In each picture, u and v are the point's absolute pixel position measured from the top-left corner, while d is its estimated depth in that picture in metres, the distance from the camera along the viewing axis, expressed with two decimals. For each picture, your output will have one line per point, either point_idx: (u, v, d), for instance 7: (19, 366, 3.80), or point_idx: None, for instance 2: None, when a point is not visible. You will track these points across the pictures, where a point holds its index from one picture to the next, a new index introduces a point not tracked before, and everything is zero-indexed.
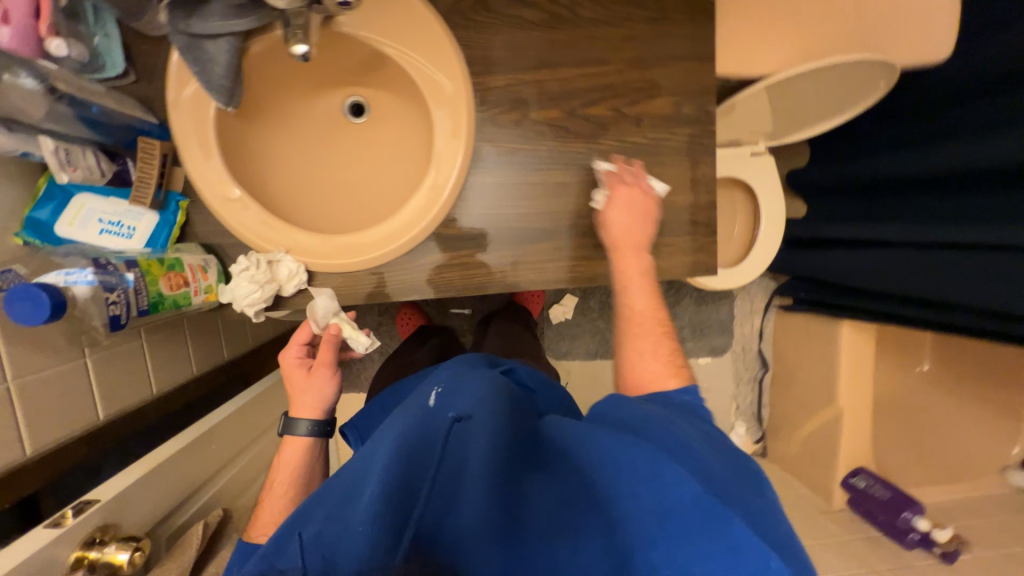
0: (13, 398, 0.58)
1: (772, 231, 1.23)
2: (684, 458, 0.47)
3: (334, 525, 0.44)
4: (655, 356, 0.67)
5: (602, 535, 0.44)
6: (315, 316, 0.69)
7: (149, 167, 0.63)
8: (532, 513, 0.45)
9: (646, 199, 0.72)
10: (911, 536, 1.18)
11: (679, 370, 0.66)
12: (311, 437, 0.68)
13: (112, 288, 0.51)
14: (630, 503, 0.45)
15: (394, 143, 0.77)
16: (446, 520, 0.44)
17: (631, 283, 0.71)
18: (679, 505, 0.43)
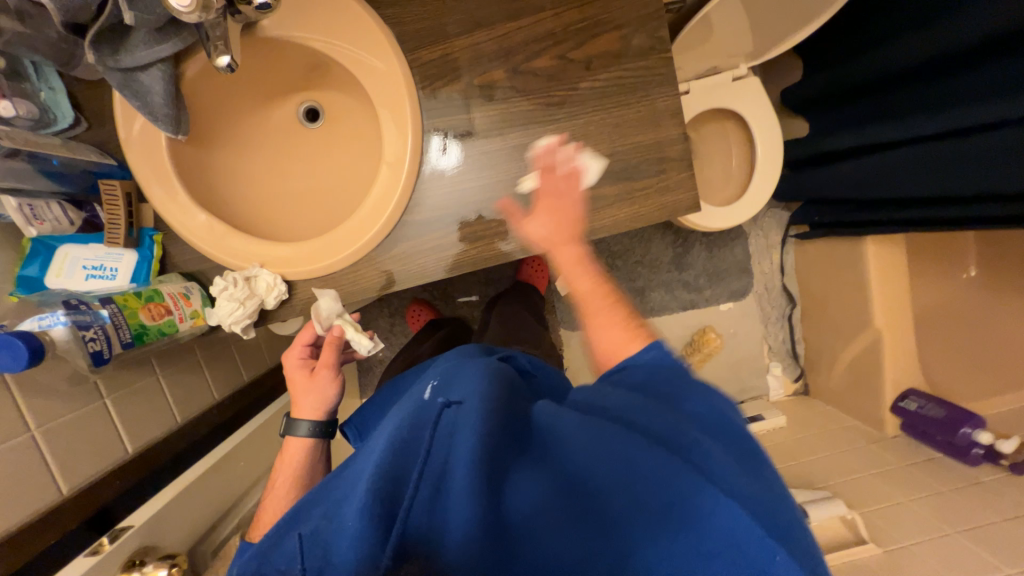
0: (39, 444, 0.63)
1: (771, 157, 1.15)
2: (676, 434, 0.43)
3: (329, 522, 0.43)
4: (611, 325, 0.61)
5: (591, 526, 0.40)
6: (319, 316, 0.70)
7: (116, 208, 0.65)
8: (519, 508, 0.42)
9: (566, 186, 0.70)
10: (974, 452, 1.10)
11: (638, 334, 0.59)
12: (311, 438, 0.68)
13: (88, 326, 0.54)
14: (626, 499, 0.40)
15: (350, 140, 0.76)
16: (433, 514, 0.41)
17: (572, 267, 0.66)
18: (679, 501, 0.38)
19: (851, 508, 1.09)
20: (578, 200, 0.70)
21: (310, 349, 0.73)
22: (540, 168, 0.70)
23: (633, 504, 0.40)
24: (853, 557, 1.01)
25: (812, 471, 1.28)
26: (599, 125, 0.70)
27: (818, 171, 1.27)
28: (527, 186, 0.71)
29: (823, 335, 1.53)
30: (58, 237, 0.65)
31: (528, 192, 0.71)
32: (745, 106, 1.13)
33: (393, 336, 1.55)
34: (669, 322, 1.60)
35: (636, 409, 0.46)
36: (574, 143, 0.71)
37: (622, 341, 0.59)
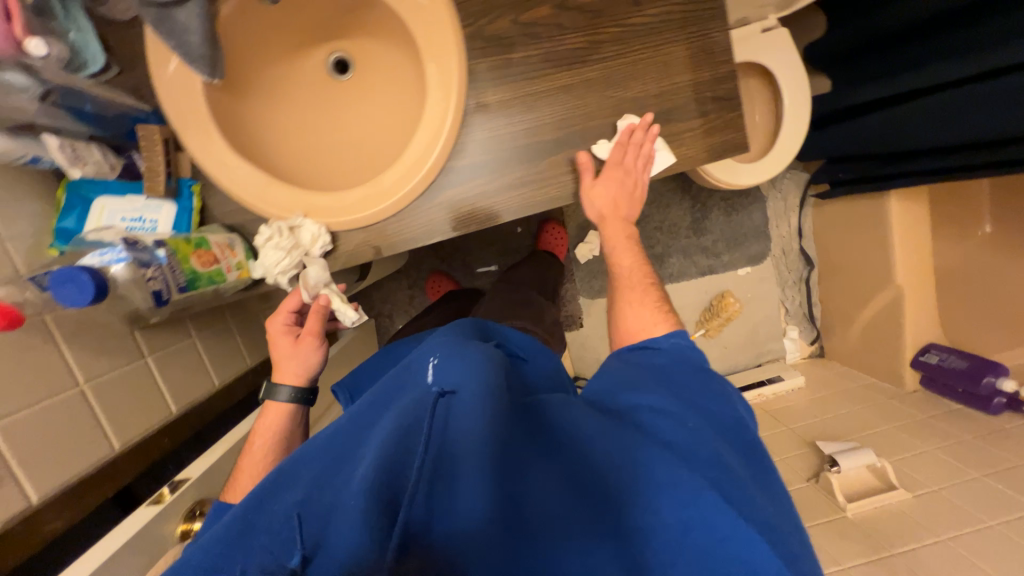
0: (88, 398, 0.61)
1: (799, 112, 1.13)
2: (677, 439, 0.50)
3: (324, 495, 0.42)
4: (642, 305, 0.70)
5: (608, 521, 0.45)
6: (306, 284, 0.67)
7: (154, 156, 0.63)
8: (534, 507, 0.45)
9: (637, 165, 0.69)
10: (997, 401, 1.13)
11: (667, 317, 0.69)
12: (291, 403, 0.68)
13: (147, 264, 0.53)
14: (649, 516, 0.45)
15: (385, 86, 0.73)
16: (440, 509, 0.42)
17: (617, 248, 0.74)
18: (699, 513, 0.44)
19: (880, 457, 1.11)
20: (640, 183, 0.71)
21: (295, 316, 0.71)
22: (618, 142, 0.69)
23: (657, 514, 0.44)
24: (885, 502, 1.03)
25: (836, 425, 1.30)
26: (648, 64, 0.68)
27: (842, 127, 1.26)
28: (601, 150, 0.69)
29: (841, 296, 1.54)
30: (94, 189, 0.62)
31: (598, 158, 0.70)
32: (773, 59, 1.11)
33: (413, 308, 1.54)
34: (688, 287, 1.60)
35: (635, 414, 0.54)
36: (622, 83, 0.69)
37: (650, 323, 0.68)
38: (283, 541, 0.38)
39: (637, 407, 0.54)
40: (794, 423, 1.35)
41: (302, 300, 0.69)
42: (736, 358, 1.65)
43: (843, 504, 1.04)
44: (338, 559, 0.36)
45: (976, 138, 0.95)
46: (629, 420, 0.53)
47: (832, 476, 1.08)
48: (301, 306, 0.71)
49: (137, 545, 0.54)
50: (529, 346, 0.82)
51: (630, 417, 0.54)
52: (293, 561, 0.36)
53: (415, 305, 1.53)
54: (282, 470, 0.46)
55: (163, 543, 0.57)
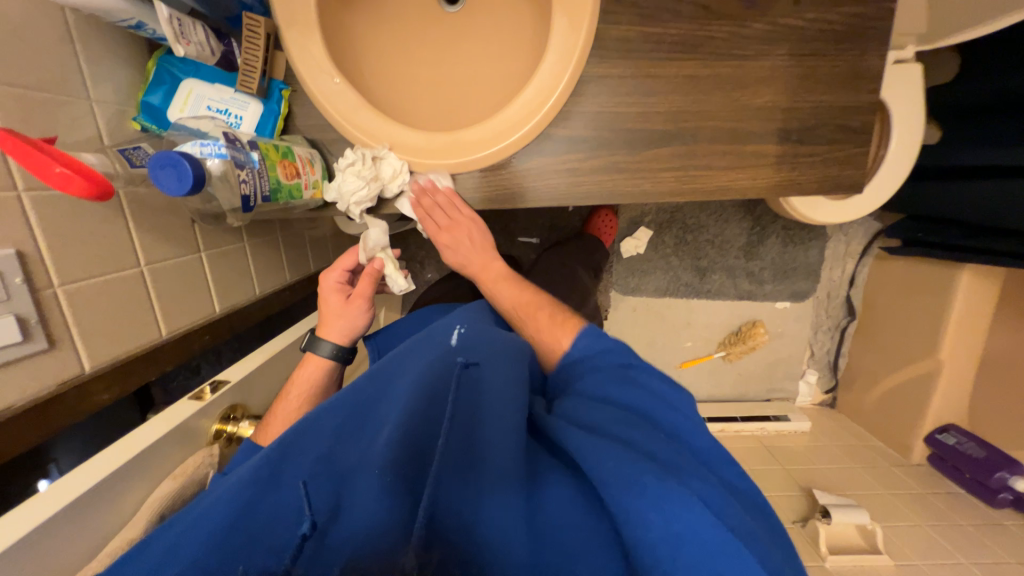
0: (147, 281, 0.61)
1: (901, 158, 1.06)
2: (689, 469, 0.42)
3: (349, 455, 0.44)
4: (545, 329, 0.67)
5: (607, 533, 0.40)
6: (364, 245, 0.68)
7: (254, 50, 0.60)
8: (550, 515, 0.41)
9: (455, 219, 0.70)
10: (1002, 495, 1.11)
11: (566, 323, 0.66)
12: (330, 359, 0.67)
13: (242, 166, 0.51)
14: (637, 532, 0.37)
15: (498, 28, 0.67)
16: (461, 495, 0.41)
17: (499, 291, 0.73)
18: (701, 542, 0.36)
19: (872, 519, 1.11)
20: (472, 219, 0.72)
21: (348, 275, 0.70)
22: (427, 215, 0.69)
23: (676, 540, 0.36)
24: (865, 563, 1.05)
25: (832, 477, 1.30)
26: (786, 73, 0.63)
27: (938, 185, 1.18)
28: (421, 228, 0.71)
29: (872, 354, 1.51)
30: (184, 70, 0.60)
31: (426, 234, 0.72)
32: (895, 96, 1.02)
33: (445, 260, 1.52)
34: (723, 308, 1.57)
35: (638, 423, 0.48)
36: (751, 87, 0.64)
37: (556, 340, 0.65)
38: (299, 505, 0.38)
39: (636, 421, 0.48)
40: (791, 465, 1.36)
41: (359, 260, 0.69)
42: (748, 387, 1.64)
43: (824, 554, 1.06)
44: (359, 527, 0.37)
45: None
46: (614, 424, 0.47)
47: (821, 525, 1.10)
48: (355, 266, 0.71)
49: (174, 436, 0.55)
50: None
51: (629, 423, 0.48)
52: (305, 526, 0.36)
53: None
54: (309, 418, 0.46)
55: (197, 438, 0.58)
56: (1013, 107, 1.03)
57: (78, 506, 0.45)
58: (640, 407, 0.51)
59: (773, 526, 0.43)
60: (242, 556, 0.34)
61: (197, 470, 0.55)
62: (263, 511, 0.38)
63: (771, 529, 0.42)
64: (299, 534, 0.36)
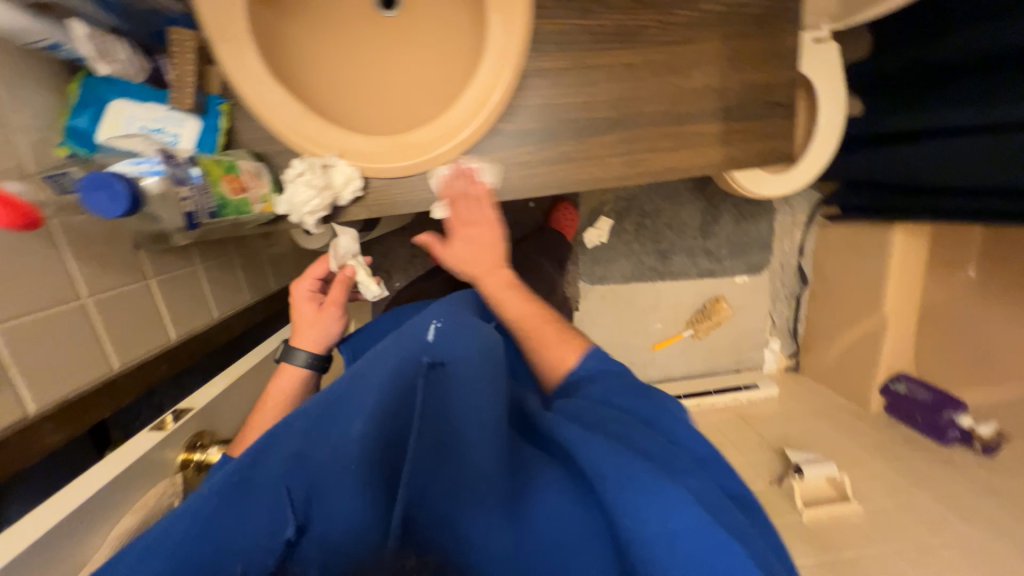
0: (91, 314, 0.58)
1: (830, 129, 1.13)
2: (665, 462, 0.49)
3: (321, 453, 0.43)
4: (551, 338, 0.67)
5: (598, 522, 0.45)
6: (335, 253, 0.69)
7: (183, 64, 0.59)
8: (540, 508, 0.46)
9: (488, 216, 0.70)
10: (951, 434, 1.20)
11: (574, 338, 0.67)
12: (305, 369, 0.66)
13: (182, 183, 0.50)
14: (636, 524, 0.42)
15: (437, 29, 0.68)
16: (434, 490, 0.44)
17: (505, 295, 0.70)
18: (686, 524, 0.41)
19: (840, 471, 1.18)
20: (495, 223, 0.71)
21: (320, 284, 0.71)
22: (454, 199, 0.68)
23: (664, 528, 0.41)
24: (837, 511, 1.11)
25: (801, 436, 1.37)
26: (712, 56, 0.67)
27: (866, 153, 1.27)
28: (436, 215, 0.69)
29: (826, 317, 1.60)
30: (110, 90, 0.58)
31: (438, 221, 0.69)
32: (818, 72, 1.10)
33: (412, 268, 1.51)
34: (687, 288, 1.62)
35: (611, 424, 0.53)
36: (684, 71, 0.67)
37: (561, 356, 0.65)
38: (279, 511, 0.39)
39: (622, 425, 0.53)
40: (764, 430, 1.42)
41: (330, 268, 0.70)
42: (718, 361, 1.71)
43: (800, 509, 1.12)
44: (335, 530, 0.39)
45: (1011, 185, 0.95)
46: (607, 422, 0.54)
47: (795, 482, 1.16)
48: (327, 274, 0.72)
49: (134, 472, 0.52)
50: None
51: (603, 425, 0.53)
52: (289, 533, 0.38)
53: (415, 265, 1.50)
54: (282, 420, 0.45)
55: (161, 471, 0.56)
56: (922, 76, 1.13)
57: (32, 555, 0.42)
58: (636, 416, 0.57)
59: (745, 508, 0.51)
60: (230, 557, 0.36)
61: (159, 501, 0.53)
62: (239, 510, 0.38)
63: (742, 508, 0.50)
64: (283, 538, 0.38)
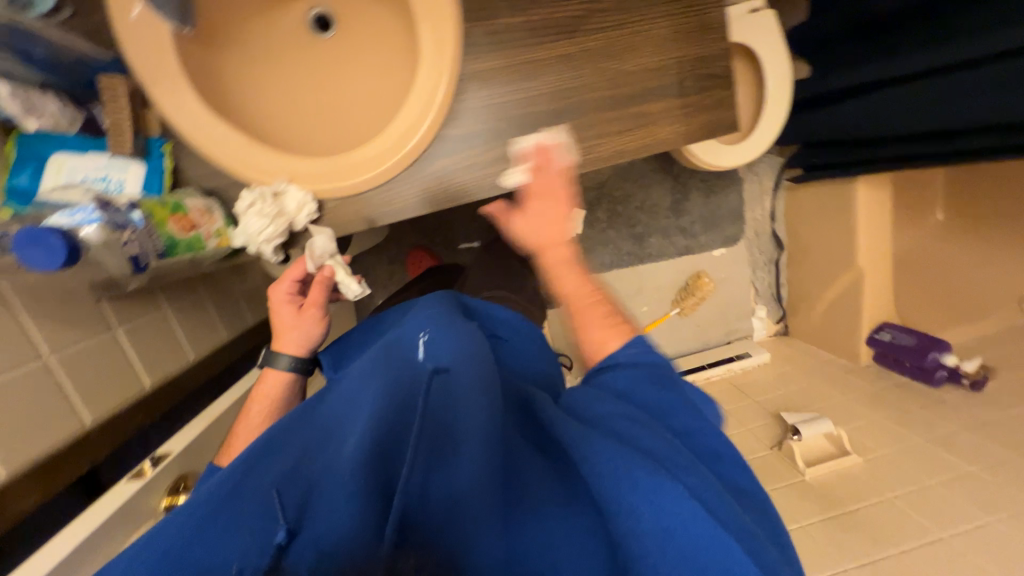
0: (55, 372, 0.58)
1: (779, 95, 1.16)
2: (672, 453, 0.47)
3: (315, 465, 0.45)
4: (594, 321, 0.61)
5: (590, 516, 0.45)
6: (311, 253, 0.65)
7: (119, 110, 0.59)
8: (532, 499, 0.46)
9: (557, 185, 0.68)
10: (939, 374, 1.21)
11: (620, 327, 0.61)
12: (290, 372, 0.66)
13: (124, 228, 0.50)
14: (630, 521, 0.42)
15: (372, 48, 0.69)
16: (427, 486, 0.42)
17: (558, 271, 0.65)
18: (679, 518, 0.42)
19: (836, 427, 1.20)
20: (563, 198, 0.67)
21: (299, 285, 0.68)
22: (531, 165, 0.68)
23: (656, 525, 0.42)
24: (838, 466, 1.12)
25: (796, 398, 1.39)
26: (643, 38, 0.68)
27: (818, 113, 1.29)
28: (510, 179, 0.69)
29: (806, 278, 1.63)
30: (48, 145, 0.57)
31: (511, 184, 0.69)
32: (759, 41, 1.12)
33: (393, 284, 1.51)
34: (667, 268, 1.64)
35: (618, 413, 0.51)
36: (618, 55, 0.68)
37: (603, 339, 0.60)
38: (270, 516, 0.40)
39: (626, 412, 0.51)
40: (759, 397, 1.44)
41: (307, 269, 0.67)
42: (708, 335, 1.72)
43: (802, 470, 1.13)
44: (328, 534, 0.38)
45: (968, 124, 0.96)
46: (614, 420, 0.51)
47: (794, 444, 1.17)
48: (306, 275, 0.69)
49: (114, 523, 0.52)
50: (513, 326, 0.79)
51: (609, 416, 0.51)
52: (279, 537, 0.38)
53: (395, 281, 1.49)
54: (263, 442, 0.48)
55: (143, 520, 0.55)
56: (861, 32, 1.16)
57: None
58: (649, 404, 0.54)
59: (749, 497, 0.51)
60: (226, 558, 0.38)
61: None
62: (223, 524, 0.39)
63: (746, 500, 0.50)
64: (275, 543, 0.38)
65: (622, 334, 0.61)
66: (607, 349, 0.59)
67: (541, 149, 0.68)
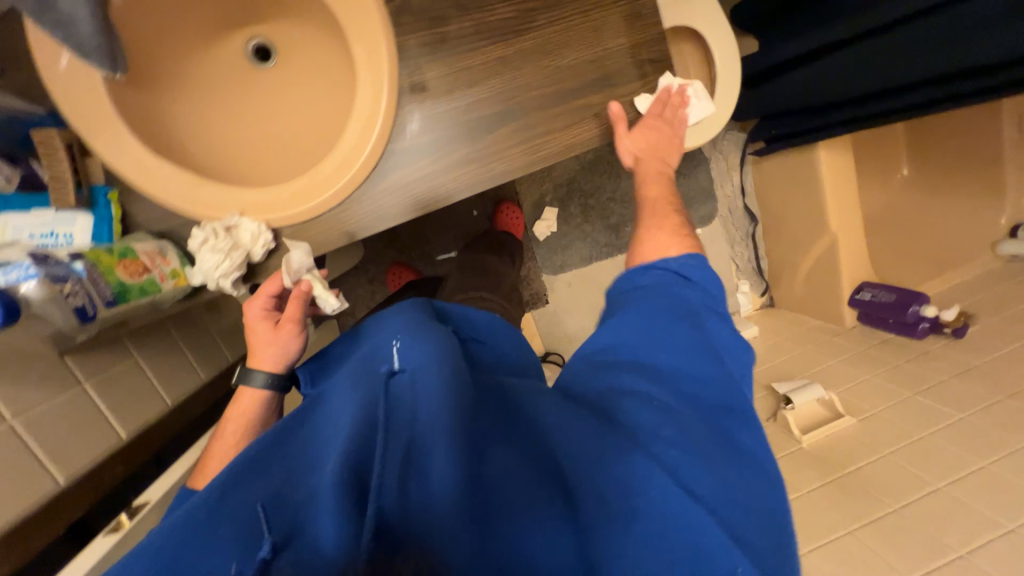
0: (22, 434, 0.57)
1: (730, 72, 1.17)
2: (659, 427, 0.50)
3: (295, 487, 0.41)
4: (662, 230, 0.68)
5: (568, 504, 0.44)
6: (288, 268, 0.66)
7: (58, 164, 0.58)
8: (511, 490, 0.44)
9: (670, 121, 0.74)
10: (922, 326, 1.24)
11: (687, 240, 0.68)
12: (266, 389, 0.64)
13: (65, 279, 0.48)
14: (606, 502, 0.45)
15: (311, 72, 0.70)
16: (407, 491, 0.39)
17: (648, 184, 0.72)
18: (650, 497, 0.45)
19: (827, 391, 1.21)
20: (672, 133, 0.74)
21: (275, 300, 0.67)
22: (657, 100, 0.73)
23: (629, 505, 0.45)
24: (833, 430, 1.13)
25: (788, 367, 1.39)
26: (577, 32, 0.69)
27: (770, 86, 1.31)
28: (641, 104, 0.72)
29: (782, 248, 1.65)
30: None
31: (632, 112, 0.73)
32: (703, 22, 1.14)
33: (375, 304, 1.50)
34: None
35: (608, 391, 0.54)
36: (555, 51, 0.69)
37: (666, 247, 0.67)
38: (248, 534, 0.37)
39: (616, 387, 0.54)
40: (751, 371, 1.44)
41: (284, 284, 0.66)
42: None
43: (799, 437, 1.13)
44: (309, 551, 0.35)
45: (913, 80, 0.98)
46: (605, 398, 0.54)
47: (788, 413, 1.17)
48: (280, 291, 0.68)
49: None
50: (490, 328, 0.78)
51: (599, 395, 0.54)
52: (262, 552, 0.35)
53: (377, 300, 1.48)
54: (235, 466, 0.44)
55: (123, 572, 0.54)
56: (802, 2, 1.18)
57: None
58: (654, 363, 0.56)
59: (747, 468, 0.51)
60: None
61: None
62: (202, 549, 0.37)
63: (739, 461, 0.51)
64: (259, 560, 0.35)
65: (685, 247, 0.67)
66: (666, 254, 0.66)
67: (667, 92, 0.72)
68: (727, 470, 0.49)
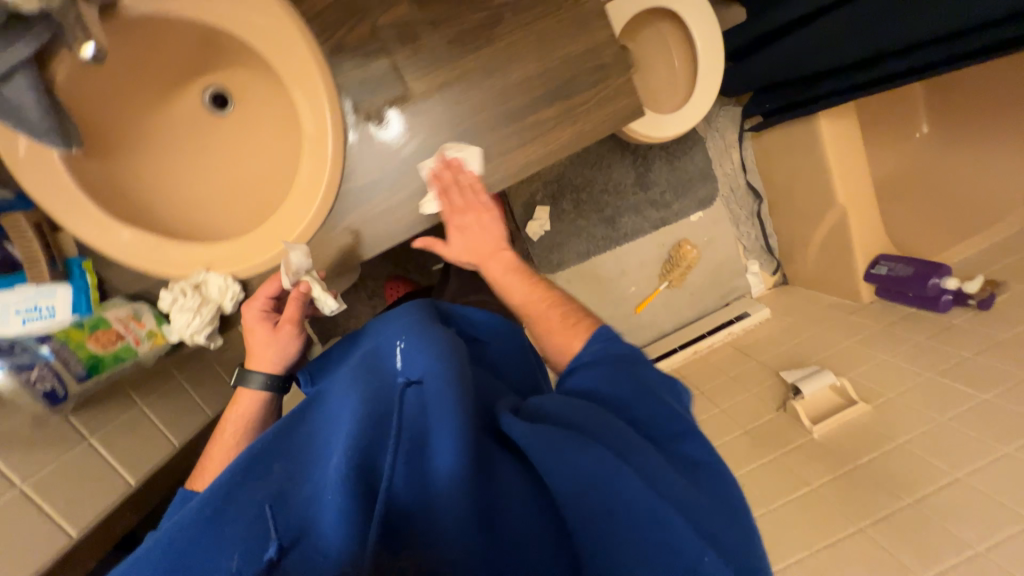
0: (31, 496, 0.62)
1: (711, 48, 1.11)
2: (651, 458, 0.46)
3: (301, 488, 0.45)
4: (553, 327, 0.62)
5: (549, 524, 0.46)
6: (287, 270, 0.64)
7: (28, 243, 0.61)
8: (502, 506, 0.46)
9: (478, 198, 0.69)
10: (944, 298, 1.15)
11: (578, 325, 0.61)
12: (263, 391, 0.67)
13: (29, 368, 0.59)
14: (592, 526, 0.44)
15: (265, 118, 0.70)
16: (411, 490, 0.44)
17: (505, 284, 0.68)
18: (647, 519, 0.42)
19: (839, 377, 1.15)
20: (489, 208, 0.69)
21: (273, 302, 0.68)
22: (440, 188, 0.68)
23: (617, 529, 0.43)
24: (847, 418, 1.08)
25: (799, 351, 1.33)
26: (522, 44, 0.67)
27: (759, 57, 1.23)
28: (428, 208, 0.69)
29: (792, 223, 1.56)
30: None
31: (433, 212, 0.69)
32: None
33: None
34: (646, 243, 1.59)
35: (600, 411, 0.50)
36: (501, 68, 0.67)
37: (566, 342, 0.60)
38: (259, 534, 0.41)
39: (605, 410, 0.50)
40: (762, 356, 1.39)
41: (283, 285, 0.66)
42: (705, 301, 1.65)
43: (810, 428, 1.08)
44: (317, 549, 0.39)
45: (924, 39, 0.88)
46: (596, 418, 0.49)
47: (796, 404, 1.12)
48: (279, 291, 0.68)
49: None
50: (488, 326, 0.78)
51: (596, 416, 0.49)
52: (270, 552, 0.39)
53: None
54: (238, 469, 0.47)
55: None
56: None
57: None
58: (630, 398, 0.52)
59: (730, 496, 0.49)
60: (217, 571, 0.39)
61: None
62: (211, 549, 0.40)
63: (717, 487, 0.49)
64: (267, 558, 0.39)
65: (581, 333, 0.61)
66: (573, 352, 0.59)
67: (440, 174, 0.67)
68: (708, 498, 0.47)
